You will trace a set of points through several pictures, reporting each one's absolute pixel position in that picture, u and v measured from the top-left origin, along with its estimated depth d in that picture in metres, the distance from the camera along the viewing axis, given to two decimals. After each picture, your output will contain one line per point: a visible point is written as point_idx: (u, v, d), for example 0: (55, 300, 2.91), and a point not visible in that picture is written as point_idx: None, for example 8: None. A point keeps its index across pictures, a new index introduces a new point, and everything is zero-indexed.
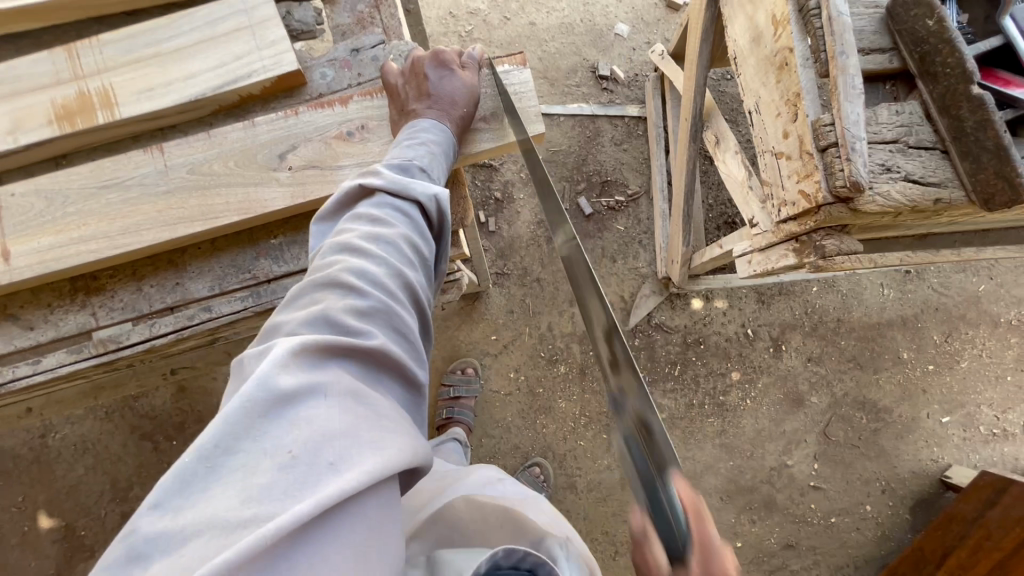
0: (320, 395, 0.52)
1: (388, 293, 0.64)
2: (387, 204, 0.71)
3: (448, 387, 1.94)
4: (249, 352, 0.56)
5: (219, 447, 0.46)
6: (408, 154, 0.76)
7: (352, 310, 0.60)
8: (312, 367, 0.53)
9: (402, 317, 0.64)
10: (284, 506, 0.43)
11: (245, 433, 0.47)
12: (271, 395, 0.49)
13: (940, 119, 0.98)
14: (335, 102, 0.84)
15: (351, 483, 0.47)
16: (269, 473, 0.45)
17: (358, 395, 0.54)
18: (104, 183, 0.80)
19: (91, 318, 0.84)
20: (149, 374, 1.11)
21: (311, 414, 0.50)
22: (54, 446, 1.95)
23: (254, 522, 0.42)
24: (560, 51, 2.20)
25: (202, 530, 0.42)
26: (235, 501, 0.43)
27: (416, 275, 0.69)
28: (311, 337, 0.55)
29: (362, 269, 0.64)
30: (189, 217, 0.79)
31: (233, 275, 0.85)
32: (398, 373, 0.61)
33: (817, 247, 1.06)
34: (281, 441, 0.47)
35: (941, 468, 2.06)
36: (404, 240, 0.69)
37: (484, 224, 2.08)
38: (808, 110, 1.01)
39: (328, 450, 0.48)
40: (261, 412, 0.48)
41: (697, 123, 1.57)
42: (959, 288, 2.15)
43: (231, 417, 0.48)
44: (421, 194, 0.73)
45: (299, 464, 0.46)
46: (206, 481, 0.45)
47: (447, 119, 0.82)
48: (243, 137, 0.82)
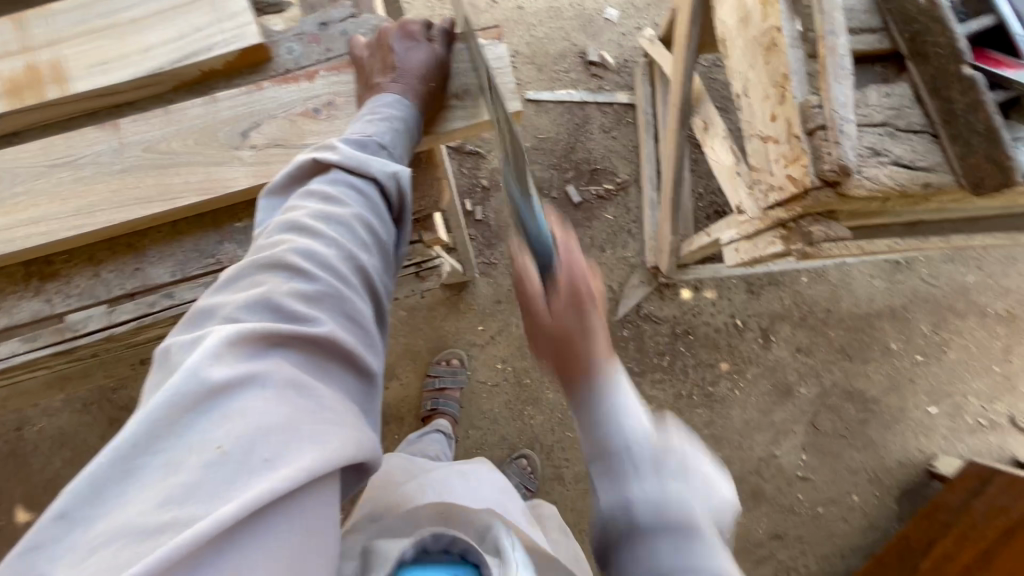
0: (255, 383, 0.49)
1: (338, 276, 0.61)
2: (342, 182, 0.68)
3: (433, 378, 1.92)
4: (183, 337, 0.53)
5: (138, 448, 0.44)
6: (369, 130, 0.73)
7: (298, 294, 0.57)
8: (248, 355, 0.51)
9: (353, 302, 0.61)
10: (208, 507, 0.41)
11: (170, 431, 0.45)
12: (199, 387, 0.47)
13: (931, 101, 0.95)
14: (301, 77, 0.80)
15: (282, 481, 0.44)
16: (192, 471, 0.43)
17: (297, 384, 0.51)
18: (56, 162, 0.76)
19: (46, 305, 0.80)
20: (117, 364, 1.07)
21: (244, 405, 0.47)
22: (30, 438, 1.91)
23: (169, 527, 0.40)
24: (549, 36, 2.16)
25: (115, 537, 0.40)
26: (153, 503, 0.41)
27: (371, 258, 0.66)
28: (251, 323, 0.53)
29: (310, 251, 0.61)
30: (146, 198, 0.76)
31: (195, 260, 0.81)
32: (348, 362, 0.59)
33: (804, 234, 1.05)
34: (209, 436, 0.45)
35: (928, 458, 2.06)
36: (358, 221, 0.66)
37: (470, 212, 2.04)
38: (796, 91, 0.99)
39: (260, 445, 0.45)
40: (187, 407, 0.46)
41: (685, 109, 1.54)
42: (948, 278, 2.15)
43: (154, 413, 0.46)
44: (377, 173, 0.70)
45: (226, 461, 0.44)
46: (121, 486, 0.43)
47: (412, 92, 0.78)
48: (204, 114, 0.78)
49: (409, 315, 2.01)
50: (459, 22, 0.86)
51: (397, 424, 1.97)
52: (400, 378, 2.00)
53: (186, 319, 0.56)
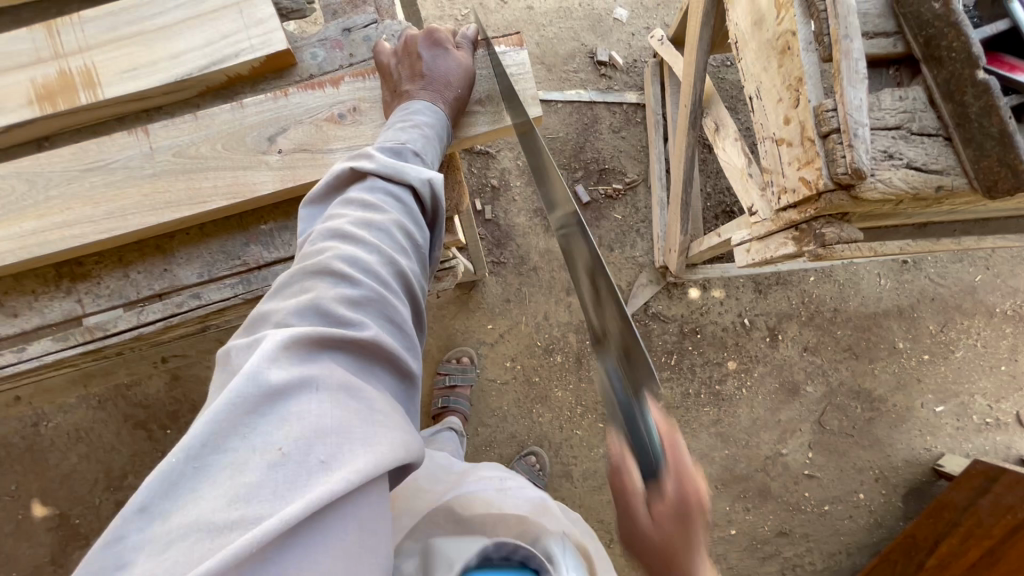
0: (311, 387, 0.51)
1: (380, 282, 0.63)
2: (380, 189, 0.69)
3: (443, 376, 1.94)
4: (235, 342, 0.55)
5: (207, 446, 0.45)
6: (402, 137, 0.74)
7: (343, 299, 0.59)
8: (302, 360, 0.52)
9: (394, 307, 0.63)
10: (274, 507, 0.43)
11: (234, 431, 0.46)
12: (260, 390, 0.48)
13: (944, 105, 0.96)
14: (325, 83, 0.81)
15: (343, 482, 0.46)
16: (258, 472, 0.44)
17: (349, 388, 0.53)
18: (87, 166, 0.78)
19: (77, 305, 0.82)
20: (139, 362, 1.09)
21: (301, 409, 0.49)
22: (46, 434, 1.94)
23: (240, 525, 0.41)
24: (558, 36, 2.16)
25: (189, 532, 0.41)
26: (222, 502, 0.42)
27: (408, 263, 0.68)
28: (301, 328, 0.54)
29: (353, 256, 0.62)
30: (176, 201, 0.77)
31: (222, 261, 0.83)
32: (390, 365, 0.60)
33: (817, 235, 1.05)
34: (272, 438, 0.46)
35: (934, 456, 2.07)
36: (396, 226, 0.68)
37: (480, 212, 2.06)
38: (810, 96, 1.00)
39: (319, 448, 0.47)
40: (249, 408, 0.47)
41: (695, 110, 1.55)
42: (955, 278, 2.15)
43: (219, 413, 0.47)
44: (413, 179, 0.71)
45: (289, 463, 0.45)
46: (190, 483, 0.44)
47: (442, 99, 0.80)
48: (231, 119, 0.80)
49: None
50: (480, 32, 0.89)
51: None
52: None
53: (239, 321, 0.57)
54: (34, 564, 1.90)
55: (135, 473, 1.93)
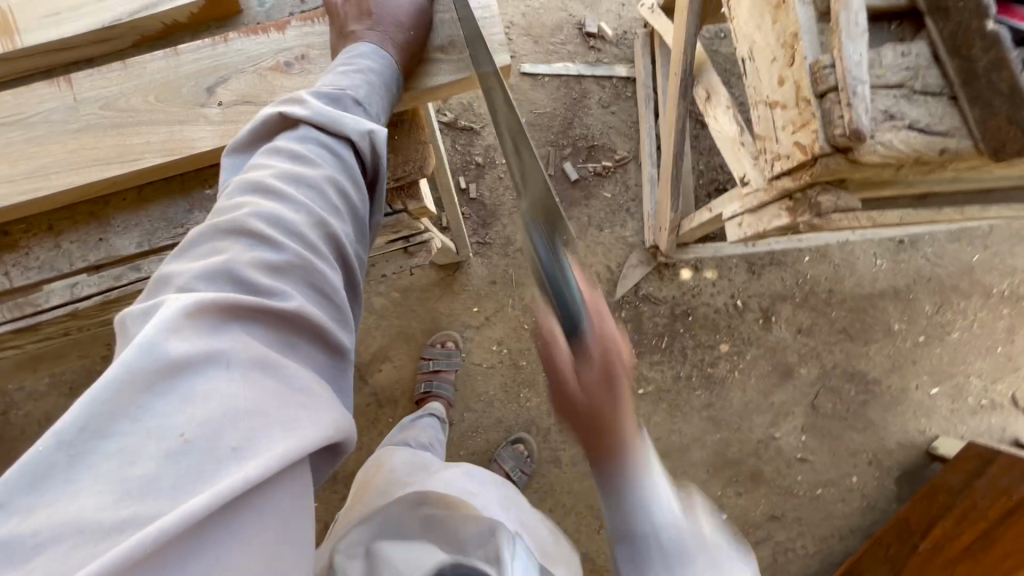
0: (219, 362, 0.46)
1: (307, 245, 0.57)
2: (312, 142, 0.63)
3: (427, 360, 1.87)
4: (132, 309, 0.49)
5: (90, 431, 0.40)
6: (341, 83, 0.67)
7: (263, 265, 0.53)
8: (210, 331, 0.47)
9: (323, 273, 0.57)
10: (171, 504, 0.39)
11: (125, 413, 0.42)
12: (158, 368, 0.43)
13: (949, 61, 0.89)
14: (270, 27, 0.73)
15: (255, 470, 0.42)
16: (153, 461, 0.40)
17: (267, 363, 0.49)
18: (5, 121, 0.70)
19: (3, 278, 0.74)
20: (91, 343, 1.03)
21: (207, 389, 0.44)
22: (16, 423, 1.87)
23: (129, 526, 0.37)
24: (545, 6, 2.07)
25: (65, 535, 0.36)
26: (109, 498, 0.38)
27: (344, 225, 0.62)
28: (210, 295, 0.49)
29: (275, 216, 0.56)
30: (105, 159, 0.70)
31: (163, 229, 0.75)
32: (317, 337, 0.56)
33: (812, 204, 0.98)
34: (172, 422, 0.42)
35: (928, 439, 2.04)
36: (329, 184, 0.62)
37: (464, 190, 1.98)
38: (806, 51, 0.92)
39: (227, 433, 0.43)
40: (143, 388, 0.42)
41: (686, 78, 1.48)
42: (953, 258, 2.10)
43: (106, 394, 0.42)
44: (350, 130, 0.64)
45: (190, 451, 0.41)
46: (69, 471, 0.39)
47: (389, 38, 0.73)
48: (166, 69, 0.72)
49: (402, 296, 1.96)
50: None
51: (391, 407, 1.93)
52: (393, 360, 1.96)
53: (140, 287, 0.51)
54: None
55: None
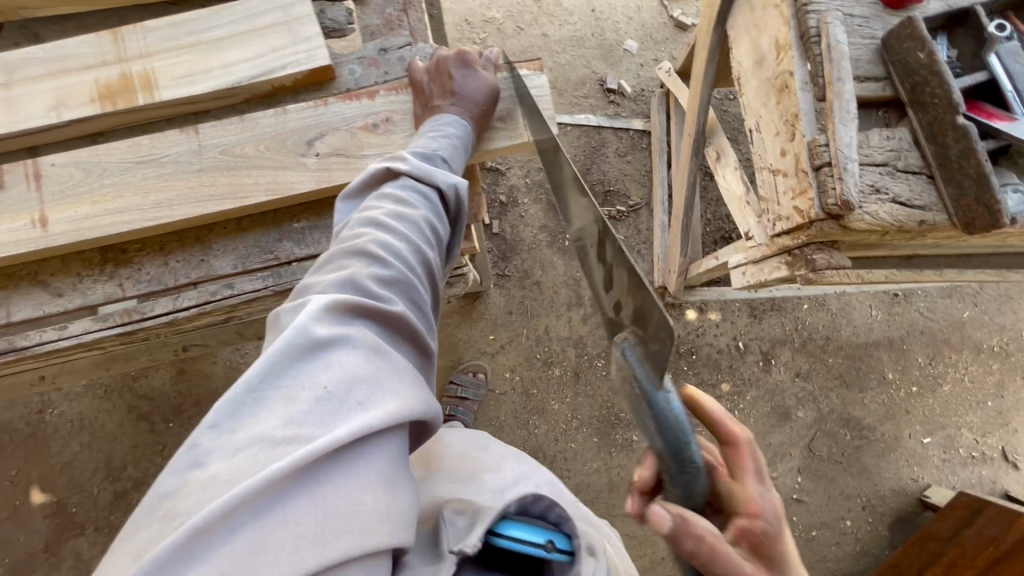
0: (348, 343, 0.60)
1: (409, 267, 0.72)
2: (410, 187, 0.79)
3: (456, 385, 1.98)
4: (283, 308, 0.65)
5: (263, 381, 0.55)
6: (432, 146, 0.84)
7: (377, 277, 0.68)
8: (341, 321, 0.62)
9: (418, 290, 0.73)
10: (322, 431, 0.52)
11: (285, 371, 0.56)
12: (308, 341, 0.59)
13: (928, 145, 1.05)
14: (362, 95, 0.90)
15: (379, 419, 0.55)
16: (307, 403, 0.54)
17: (380, 349, 0.63)
18: (141, 159, 0.85)
19: (119, 289, 0.88)
20: (161, 348, 1.16)
21: (341, 359, 0.59)
22: (51, 421, 1.98)
23: (294, 441, 0.51)
24: (570, 63, 2.27)
25: (254, 444, 0.51)
26: (279, 425, 0.52)
27: (433, 253, 0.78)
28: (343, 295, 0.64)
29: (387, 243, 0.72)
30: (219, 195, 0.84)
31: (255, 255, 0.89)
32: (412, 340, 0.70)
33: (808, 260, 1.12)
34: (318, 378, 0.56)
35: (920, 487, 2.11)
36: (425, 221, 0.78)
37: (488, 225, 2.14)
38: (804, 130, 1.07)
39: (356, 391, 0.57)
40: (297, 355, 0.57)
41: (699, 139, 1.64)
42: (944, 313, 2.23)
43: (273, 356, 0.57)
44: (442, 182, 0.81)
45: (331, 399, 0.55)
46: (250, 408, 0.54)
47: (468, 115, 0.89)
48: (275, 123, 0.87)
49: None
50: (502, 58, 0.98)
51: None
52: None
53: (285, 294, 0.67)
54: (27, 551, 1.91)
55: (136, 465, 1.96)
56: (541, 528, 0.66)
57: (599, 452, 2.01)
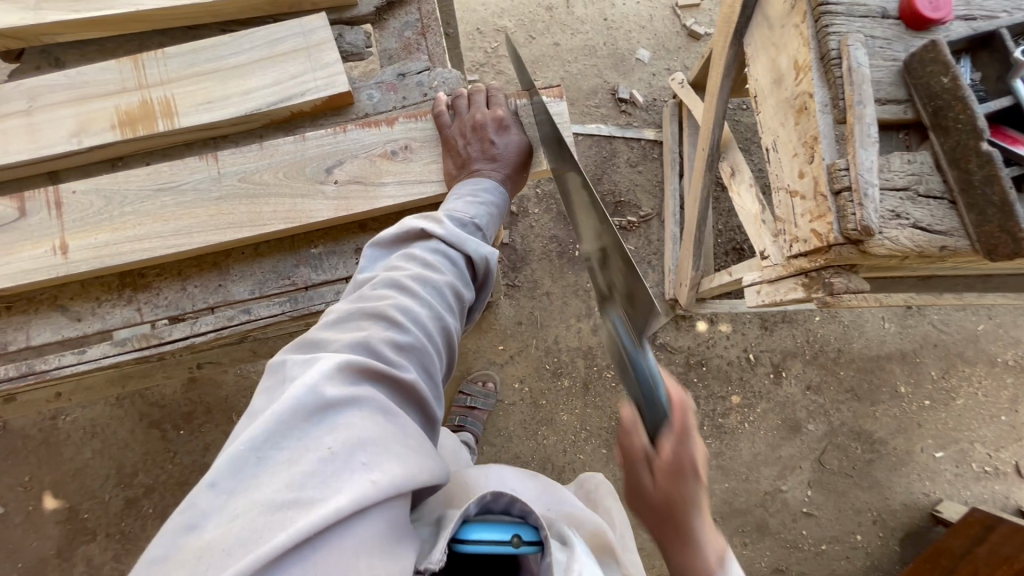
0: (355, 404, 0.62)
1: (426, 333, 0.75)
2: (440, 252, 0.81)
3: (466, 395, 1.99)
4: (292, 358, 0.67)
5: (268, 440, 0.57)
6: (470, 212, 0.85)
7: (392, 342, 0.71)
8: (352, 383, 0.64)
9: (431, 357, 0.74)
10: (322, 496, 0.54)
11: (290, 430, 0.58)
12: (314, 400, 0.60)
13: (950, 170, 1.03)
14: (381, 122, 0.89)
15: (379, 483, 0.57)
16: (309, 466, 0.56)
17: (389, 413, 0.64)
18: (160, 186, 0.85)
19: (136, 314, 0.89)
20: (176, 366, 1.16)
21: (348, 420, 0.60)
22: (63, 428, 2.00)
23: (292, 508, 0.52)
24: (582, 72, 2.26)
25: (253, 509, 0.52)
26: (279, 488, 0.54)
27: (452, 320, 0.80)
28: (354, 355, 0.66)
29: (408, 308, 0.74)
30: (239, 223, 0.84)
31: (273, 280, 0.90)
32: (419, 407, 0.71)
33: (825, 284, 1.11)
34: (323, 439, 0.58)
35: (932, 502, 2.09)
36: (449, 287, 0.80)
37: (498, 235, 2.13)
38: (825, 154, 1.06)
39: (361, 453, 0.58)
40: (303, 414, 0.59)
41: (713, 153, 1.62)
42: (958, 326, 2.20)
43: (279, 414, 0.59)
44: (472, 250, 0.83)
45: (335, 461, 0.56)
46: (253, 467, 0.56)
47: (505, 180, 0.91)
48: (294, 150, 0.87)
49: None
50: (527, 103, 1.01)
51: None
52: None
53: (297, 344, 0.70)
54: (40, 556, 1.93)
55: (147, 472, 1.98)
56: (509, 524, 0.66)
57: (608, 463, 2.00)
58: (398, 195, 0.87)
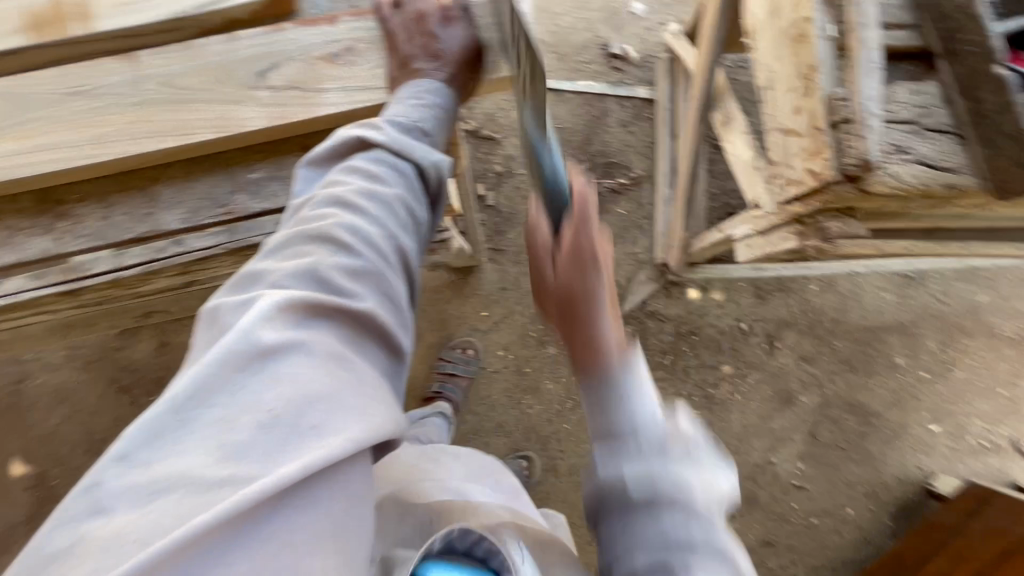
0: (300, 352, 0.55)
1: (379, 254, 0.68)
2: (385, 162, 0.75)
3: (445, 361, 1.93)
4: (226, 300, 0.60)
5: (194, 401, 0.50)
6: (414, 115, 0.80)
7: (342, 270, 0.64)
8: (296, 325, 0.57)
9: (390, 280, 0.68)
10: (262, 466, 0.46)
11: (222, 390, 0.50)
12: (251, 353, 0.53)
13: (961, 101, 0.94)
14: (322, 21, 0.89)
15: (331, 446, 0.49)
16: (247, 430, 0.48)
17: (339, 356, 0.57)
18: (72, 91, 0.85)
19: (53, 244, 0.83)
20: (122, 315, 1.09)
21: (292, 371, 0.53)
22: (31, 392, 1.93)
23: (229, 481, 0.45)
24: (572, 26, 2.15)
25: (179, 483, 0.45)
26: (211, 458, 0.46)
27: (408, 240, 0.73)
28: (296, 292, 0.59)
29: (355, 227, 0.67)
30: (164, 131, 0.84)
31: (207, 209, 0.85)
32: (380, 336, 0.65)
33: (821, 229, 1.03)
34: (261, 399, 0.50)
35: (926, 476, 2.03)
36: (400, 202, 0.74)
37: (482, 197, 2.04)
38: (822, 83, 0.97)
39: (307, 413, 0.51)
40: (239, 369, 0.52)
41: (705, 103, 1.52)
42: (959, 297, 2.13)
43: (210, 372, 0.51)
44: (422, 158, 0.78)
45: (277, 423, 0.49)
46: (178, 435, 0.48)
47: (451, 80, 0.87)
48: (224, 49, 0.87)
49: None
50: (485, 5, 0.93)
51: None
52: None
53: (236, 282, 0.63)
54: (8, 523, 1.87)
55: (117, 438, 1.91)
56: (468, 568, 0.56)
57: None
58: (341, 102, 0.86)
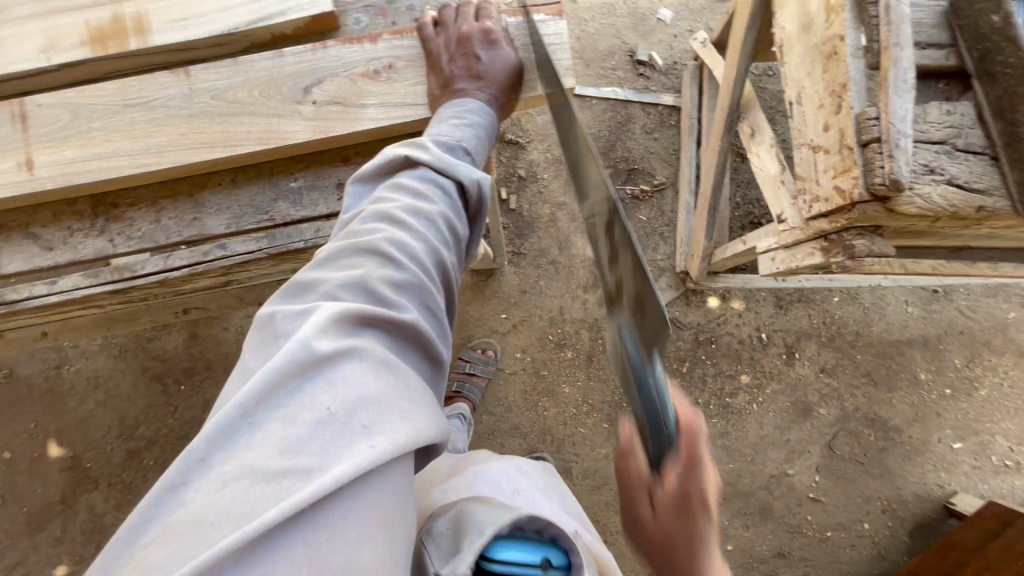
0: (353, 355, 0.57)
1: (423, 269, 0.71)
2: (428, 179, 0.79)
3: (464, 362, 1.96)
4: (283, 308, 0.61)
5: (260, 397, 0.53)
6: (456, 134, 0.83)
7: (390, 282, 0.67)
8: (348, 333, 0.59)
9: (432, 293, 0.71)
10: (321, 462, 0.49)
11: (285, 389, 0.53)
12: (312, 353, 0.55)
13: (993, 122, 0.94)
14: (365, 39, 0.93)
15: (381, 446, 0.52)
16: (307, 426, 0.51)
17: (388, 364, 0.60)
18: (129, 102, 0.90)
19: (108, 244, 0.91)
20: (162, 310, 1.14)
21: (347, 373, 0.55)
22: (68, 377, 2.02)
23: (291, 473, 0.47)
24: (599, 32, 2.16)
25: (245, 474, 0.47)
26: (274, 451, 0.49)
27: (449, 255, 0.77)
28: (351, 304, 0.61)
29: (404, 244, 0.71)
30: (211, 142, 0.88)
31: (250, 215, 0.91)
32: (423, 349, 0.68)
33: (846, 246, 1.02)
34: (319, 398, 0.53)
35: (946, 494, 2.01)
36: (442, 219, 0.77)
37: (505, 200, 2.06)
38: (853, 103, 0.97)
39: (361, 412, 0.53)
40: (300, 370, 0.55)
41: (733, 113, 1.52)
42: (987, 313, 2.09)
43: (273, 370, 0.54)
44: (464, 176, 0.81)
45: (334, 421, 0.52)
46: (244, 430, 0.51)
47: (491, 100, 0.91)
48: (271, 66, 0.91)
49: None
50: (522, 22, 0.99)
51: None
52: None
53: (289, 290, 0.65)
54: (44, 503, 1.95)
55: (147, 425, 1.98)
56: (536, 545, 0.60)
57: (608, 439, 1.95)
58: (380, 116, 0.91)
